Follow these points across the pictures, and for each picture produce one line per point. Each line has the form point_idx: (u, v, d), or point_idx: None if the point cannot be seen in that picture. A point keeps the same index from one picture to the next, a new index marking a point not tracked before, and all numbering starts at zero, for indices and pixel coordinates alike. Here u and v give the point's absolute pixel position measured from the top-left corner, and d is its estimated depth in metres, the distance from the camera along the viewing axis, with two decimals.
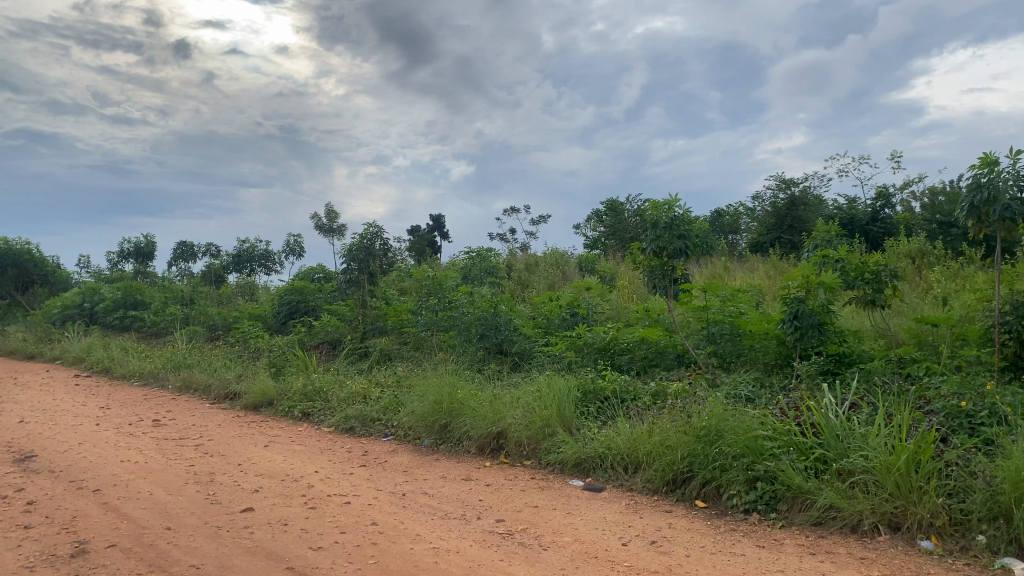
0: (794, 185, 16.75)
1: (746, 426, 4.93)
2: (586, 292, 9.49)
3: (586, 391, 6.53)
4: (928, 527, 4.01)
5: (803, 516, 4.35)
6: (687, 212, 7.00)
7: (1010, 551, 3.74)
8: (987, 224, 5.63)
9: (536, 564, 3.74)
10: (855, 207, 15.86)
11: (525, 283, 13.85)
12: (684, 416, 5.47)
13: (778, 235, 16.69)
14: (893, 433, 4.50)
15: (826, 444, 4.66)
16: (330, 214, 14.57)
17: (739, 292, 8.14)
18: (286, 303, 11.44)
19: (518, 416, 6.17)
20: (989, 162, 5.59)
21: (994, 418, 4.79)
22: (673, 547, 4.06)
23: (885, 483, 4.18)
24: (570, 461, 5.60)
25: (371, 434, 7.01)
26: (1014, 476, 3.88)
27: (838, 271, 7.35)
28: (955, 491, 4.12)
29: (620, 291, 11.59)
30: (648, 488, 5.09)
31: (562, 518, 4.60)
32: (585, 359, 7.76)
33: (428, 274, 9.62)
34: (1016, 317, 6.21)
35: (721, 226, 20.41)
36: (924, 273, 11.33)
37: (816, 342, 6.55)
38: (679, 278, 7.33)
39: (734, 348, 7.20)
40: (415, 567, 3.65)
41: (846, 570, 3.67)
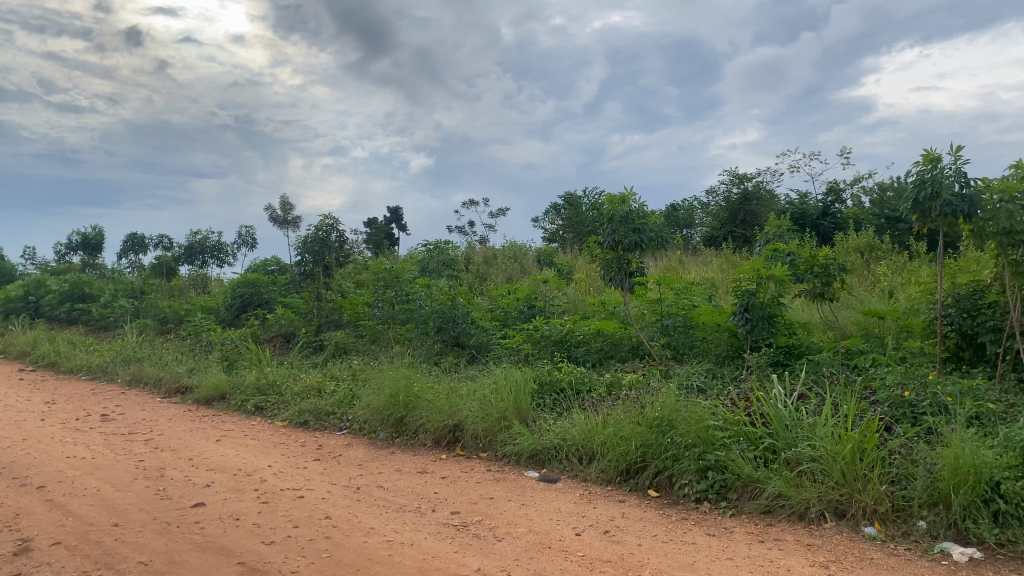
0: (748, 180, 17.03)
1: (697, 416, 5.02)
2: (543, 285, 9.55)
3: (542, 382, 6.57)
4: (872, 514, 4.13)
5: (752, 504, 4.44)
6: (642, 206, 7.09)
7: (949, 536, 3.87)
8: (930, 219, 5.81)
9: (490, 555, 3.77)
10: (806, 202, 16.21)
11: (483, 276, 13.89)
12: (638, 406, 5.55)
13: (732, 229, 16.94)
14: (840, 422, 4.62)
15: (775, 434, 4.75)
16: (285, 206, 14.42)
17: (693, 285, 8.25)
18: (240, 295, 11.30)
19: (473, 408, 6.18)
20: (933, 159, 5.76)
21: (936, 408, 4.95)
22: (625, 537, 4.11)
23: (831, 472, 4.30)
24: (526, 452, 5.64)
25: (326, 428, 6.97)
26: (954, 464, 4.00)
27: (788, 264, 7.49)
28: (898, 478, 4.25)
29: (577, 285, 11.68)
30: (601, 479, 5.15)
31: (517, 509, 4.62)
32: (542, 352, 7.79)
33: (386, 267, 9.52)
34: (958, 310, 6.44)
35: (676, 220, 20.61)
36: (871, 267, 11.61)
37: (766, 334, 6.74)
38: (634, 271, 7.39)
39: (687, 340, 7.29)
40: (369, 559, 3.65)
41: (793, 556, 3.75)
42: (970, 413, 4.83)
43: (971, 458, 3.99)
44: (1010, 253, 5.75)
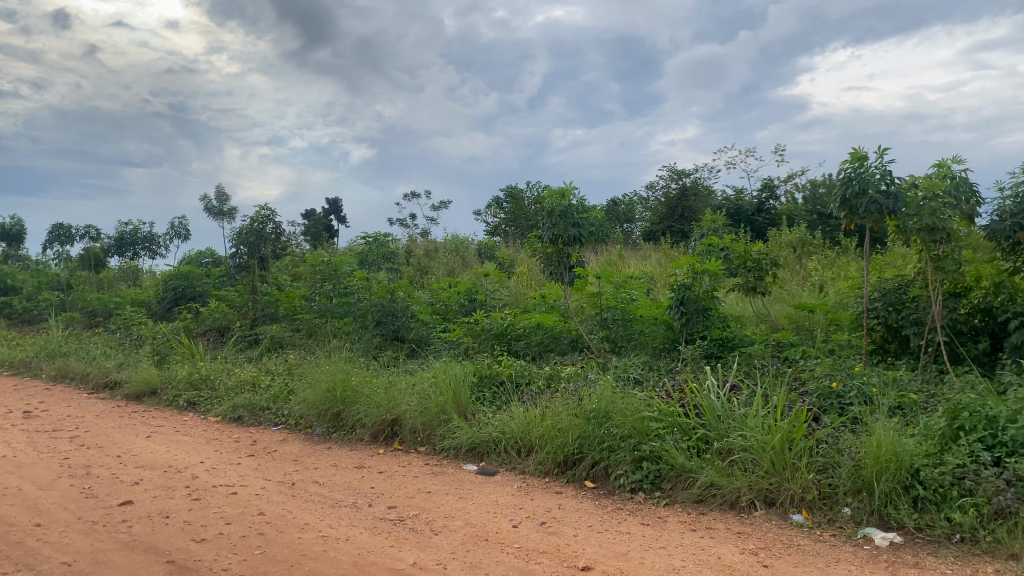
0: (686, 176, 17.29)
1: (633, 408, 5.09)
2: (483, 278, 9.54)
3: (481, 375, 6.58)
4: (800, 501, 4.25)
5: (686, 493, 4.53)
6: (581, 201, 7.16)
7: (872, 521, 4.02)
8: (857, 216, 5.99)
9: (426, 549, 3.76)
10: (742, 198, 16.58)
11: (423, 269, 13.84)
12: (576, 398, 5.61)
13: (670, 224, 17.21)
14: (770, 413, 4.74)
15: (708, 424, 4.85)
16: (220, 196, 14.11)
17: (631, 279, 8.34)
18: (172, 288, 11.01)
19: (412, 403, 6.15)
20: (860, 156, 5.94)
21: (861, 398, 5.13)
22: (561, 528, 4.16)
23: (761, 461, 4.42)
24: (465, 446, 5.64)
25: (260, 423, 6.86)
26: (876, 452, 4.15)
27: (723, 259, 7.63)
28: (825, 466, 4.37)
29: (518, 279, 11.72)
30: (539, 471, 5.19)
31: (454, 502, 4.62)
32: (482, 345, 7.79)
33: (323, 259, 9.36)
34: (883, 303, 6.63)
35: (617, 215, 20.82)
36: (803, 262, 11.92)
37: (701, 327, 6.89)
38: (574, 265, 7.44)
39: (625, 333, 7.38)
40: (303, 555, 3.61)
41: (724, 544, 3.84)
42: (893, 403, 5.01)
43: (893, 446, 4.14)
44: (933, 248, 5.96)
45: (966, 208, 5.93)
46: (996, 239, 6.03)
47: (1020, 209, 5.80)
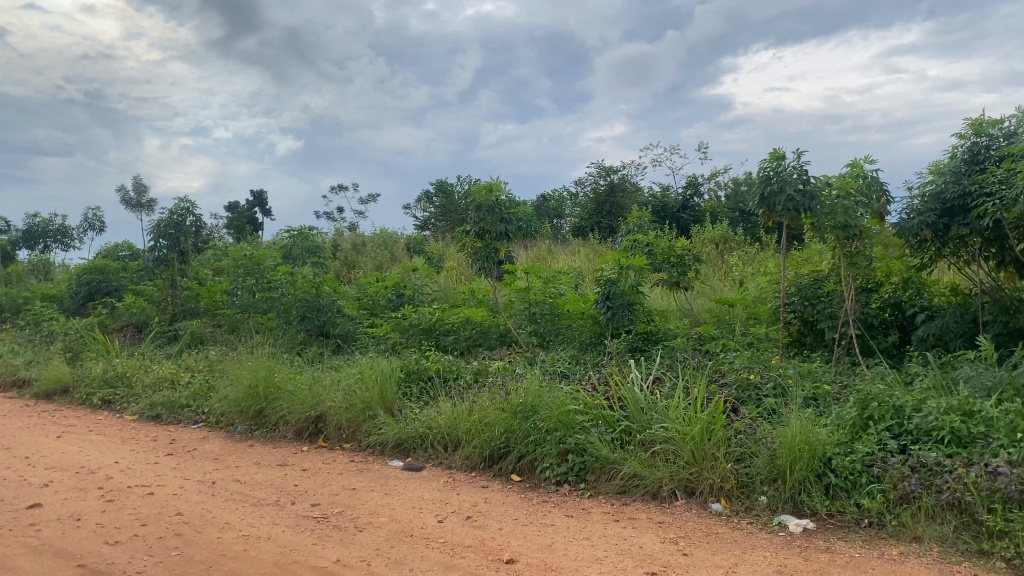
0: (614, 173, 17.52)
1: (559, 401, 5.14)
2: (411, 273, 9.48)
3: (409, 371, 6.55)
4: (718, 490, 4.37)
5: (609, 484, 4.61)
6: (509, 196, 7.20)
7: (786, 509, 4.16)
8: (775, 213, 6.20)
9: (350, 546, 3.74)
10: (668, 195, 16.95)
11: (351, 264, 13.69)
12: (502, 393, 5.64)
13: (598, 220, 17.41)
14: (690, 405, 4.86)
15: (631, 417, 4.94)
16: (138, 188, 13.64)
17: (559, 274, 8.41)
18: (86, 282, 10.56)
19: (336, 399, 6.08)
20: (779, 156, 6.12)
21: (777, 390, 5.30)
22: (486, 522, 4.18)
23: (681, 452, 4.52)
24: (391, 442, 5.61)
25: (180, 422, 6.68)
26: (791, 441, 4.28)
27: (647, 254, 7.75)
28: (743, 456, 4.50)
29: (447, 274, 11.68)
30: (465, 465, 5.20)
31: (379, 499, 4.60)
32: (410, 341, 7.73)
33: (245, 253, 9.10)
34: (800, 298, 6.91)
35: (546, 210, 20.96)
36: (725, 257, 12.25)
37: (626, 321, 7.02)
38: (503, 260, 7.46)
39: (553, 327, 7.44)
40: (223, 555, 3.54)
41: (646, 534, 3.92)
42: (807, 394, 5.20)
43: (806, 436, 4.29)
44: (846, 244, 6.20)
45: (877, 207, 6.18)
46: (905, 237, 6.29)
47: (927, 208, 6.06)
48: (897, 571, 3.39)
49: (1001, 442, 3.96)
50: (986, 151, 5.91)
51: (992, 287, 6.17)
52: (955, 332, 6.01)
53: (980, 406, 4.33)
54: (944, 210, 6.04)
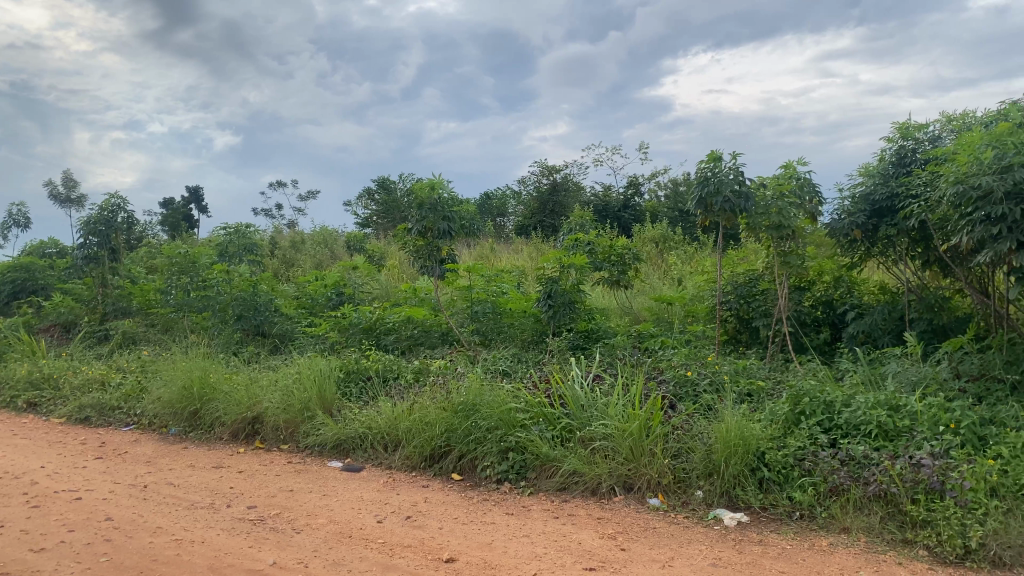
0: (556, 172, 17.64)
1: (500, 400, 5.15)
2: (352, 271, 9.37)
3: (348, 370, 6.48)
4: (656, 485, 4.44)
5: (549, 482, 4.65)
6: (451, 194, 7.18)
7: (722, 503, 4.25)
8: (712, 213, 6.29)
9: (287, 548, 3.69)
10: (609, 195, 17.16)
11: (290, 262, 13.50)
12: (443, 392, 5.62)
13: (541, 219, 17.49)
14: (630, 401, 4.93)
15: (571, 414, 4.99)
16: (67, 182, 13.20)
17: (501, 273, 8.43)
18: (10, 280, 10.17)
19: (274, 400, 5.98)
20: (715, 157, 6.24)
21: (713, 386, 5.42)
22: (426, 521, 4.16)
23: (621, 448, 4.58)
24: (330, 443, 5.55)
25: (110, 424, 6.49)
26: (726, 436, 4.37)
27: (588, 253, 7.83)
28: (680, 452, 4.57)
29: (389, 273, 11.60)
30: (406, 465, 5.17)
31: (317, 500, 4.54)
32: (350, 340, 7.63)
33: (179, 251, 8.87)
34: (736, 296, 7.07)
35: (489, 209, 20.96)
36: (665, 256, 12.45)
37: (568, 319, 7.10)
38: (445, 259, 7.44)
39: (495, 326, 7.46)
40: (154, 560, 3.46)
41: (585, 530, 3.96)
42: (742, 391, 5.32)
43: (740, 431, 4.39)
44: (780, 244, 6.36)
45: (809, 207, 6.35)
46: (836, 237, 6.48)
47: (857, 209, 6.26)
48: (826, 561, 3.49)
49: (925, 434, 4.13)
50: (912, 154, 6.09)
51: (918, 286, 6.40)
52: (883, 329, 6.22)
53: (906, 400, 4.49)
54: (873, 211, 6.24)
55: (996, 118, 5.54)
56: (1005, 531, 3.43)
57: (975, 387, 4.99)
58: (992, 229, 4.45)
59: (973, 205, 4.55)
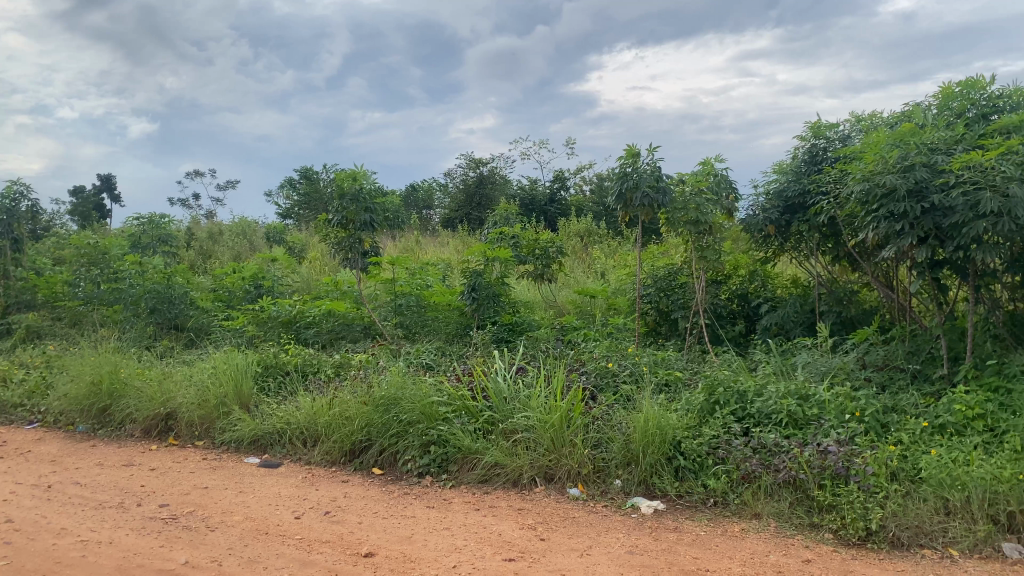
0: (483, 165, 17.63)
1: (422, 394, 5.13)
2: (270, 263, 9.13)
3: (266, 365, 6.35)
4: (576, 475, 4.50)
5: (470, 474, 4.65)
6: (374, 186, 7.10)
7: (639, 491, 4.34)
8: (632, 208, 6.38)
9: (200, 546, 3.60)
10: (535, 188, 17.28)
11: (207, 253, 13.14)
12: (364, 385, 5.57)
13: (468, 211, 17.49)
14: (551, 393, 4.98)
15: (494, 407, 5.00)
16: None
17: (425, 267, 8.43)
18: None
19: (188, 395, 5.83)
20: (635, 154, 6.34)
21: (633, 377, 5.53)
22: (345, 516, 4.12)
23: (542, 439, 4.62)
24: (247, 438, 5.44)
25: (12, 422, 6.22)
26: (644, 426, 4.47)
27: (513, 247, 7.84)
28: (599, 442, 4.65)
29: (310, 265, 11.42)
30: (325, 461, 5.11)
31: (233, 497, 4.45)
32: (269, 334, 7.49)
33: (89, 241, 8.56)
34: (656, 289, 7.20)
35: (414, 201, 20.82)
36: (589, 250, 12.62)
37: (492, 313, 7.15)
38: (367, 251, 7.35)
39: (419, 319, 7.42)
40: (58, 563, 3.33)
41: (505, 521, 3.99)
42: (660, 381, 5.44)
43: (658, 421, 4.49)
44: (698, 239, 6.51)
45: (726, 203, 6.53)
46: (751, 232, 6.69)
47: (771, 206, 6.47)
48: (738, 546, 3.60)
49: (831, 422, 4.30)
50: (823, 153, 6.30)
51: (828, 280, 6.67)
52: (795, 321, 6.44)
53: (814, 390, 4.67)
54: (786, 208, 6.46)
55: (900, 120, 5.78)
56: (903, 513, 3.62)
57: (879, 376, 5.22)
58: (895, 225, 4.64)
59: (878, 202, 4.73)
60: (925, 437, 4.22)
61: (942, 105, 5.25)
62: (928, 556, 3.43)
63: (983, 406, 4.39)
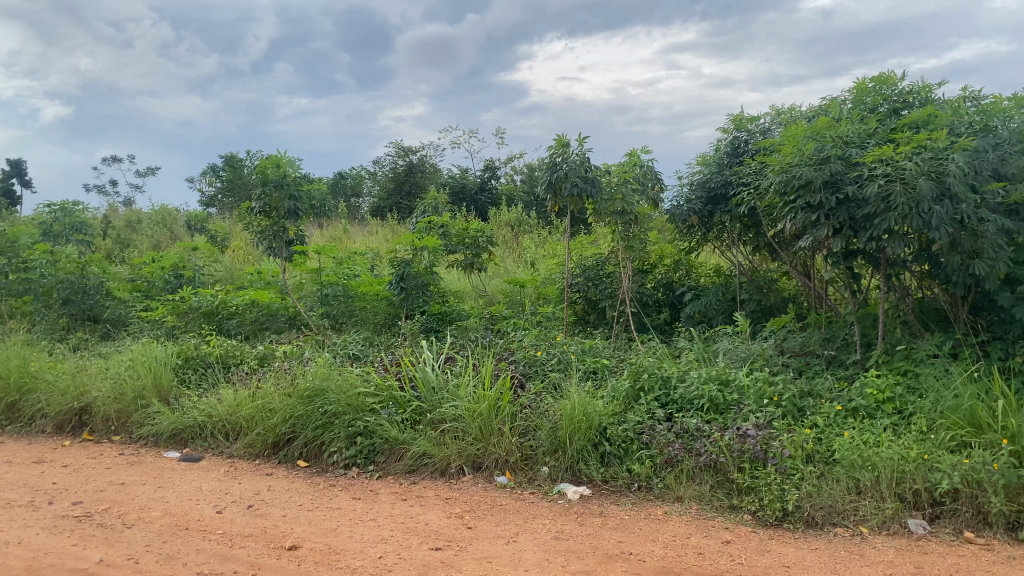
0: (412, 153, 17.52)
1: (349, 384, 5.07)
2: (191, 252, 8.87)
3: (187, 357, 6.18)
4: (504, 463, 4.53)
5: (397, 465, 4.63)
6: (299, 173, 6.97)
7: (566, 478, 4.40)
8: (560, 198, 6.43)
9: (116, 544, 3.49)
10: (466, 177, 17.25)
11: (125, 242, 12.67)
12: (288, 377, 5.48)
13: (397, 200, 17.34)
14: (480, 382, 4.99)
15: (422, 397, 4.98)
16: None
17: (354, 256, 8.35)
18: None
19: (103, 388, 5.65)
20: (564, 143, 6.38)
21: (561, 365, 5.59)
22: (269, 509, 4.06)
23: (470, 428, 4.62)
24: (166, 432, 5.30)
25: None
26: (571, 414, 4.51)
27: (441, 236, 7.79)
28: (527, 430, 4.68)
29: (233, 255, 11.18)
30: (248, 454, 5.02)
31: (151, 493, 4.32)
32: (190, 325, 7.29)
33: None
34: (584, 278, 7.27)
35: (342, 188, 20.55)
36: (519, 239, 12.69)
37: (421, 303, 7.10)
38: (292, 239, 7.22)
39: (346, 309, 7.34)
40: None
41: (432, 511, 3.98)
42: (587, 368, 5.52)
43: (584, 409, 4.55)
44: (624, 228, 6.60)
45: (652, 194, 6.65)
46: (676, 222, 6.83)
47: (695, 196, 6.61)
48: (661, 529, 3.68)
49: (750, 407, 4.44)
50: (745, 145, 6.46)
51: (748, 269, 6.85)
52: (717, 309, 6.60)
53: (734, 375, 4.81)
54: (709, 198, 6.60)
55: (818, 113, 5.96)
56: (817, 493, 3.76)
57: (796, 361, 5.40)
58: (811, 216, 4.80)
59: (796, 193, 4.89)
60: (838, 420, 4.39)
61: (856, 100, 5.43)
62: (840, 534, 3.57)
63: (892, 389, 4.58)
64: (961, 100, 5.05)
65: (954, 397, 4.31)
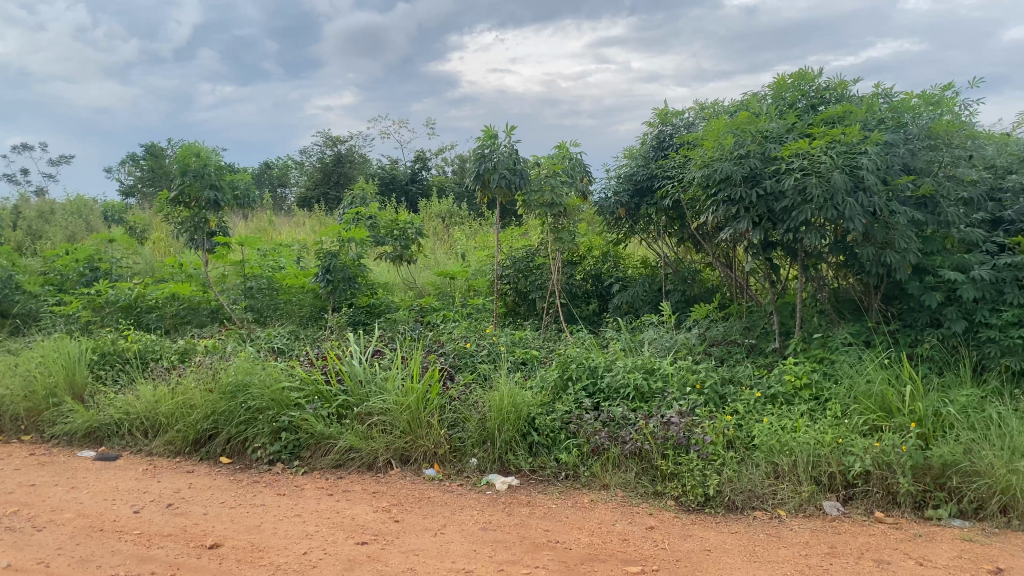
0: (341, 143, 17.27)
1: (273, 378, 4.96)
2: (108, 244, 8.56)
3: (103, 352, 5.97)
4: (432, 456, 4.51)
5: (324, 460, 4.57)
6: (220, 162, 6.77)
7: (495, 469, 4.41)
8: (488, 189, 6.42)
9: (25, 548, 3.35)
10: (396, 168, 17.10)
11: (37, 233, 12.15)
12: (210, 371, 5.34)
13: (325, 190, 17.07)
14: (408, 375, 4.95)
15: (349, 390, 4.92)
16: None
17: (279, 248, 8.18)
18: None
19: (12, 386, 5.41)
20: (492, 135, 6.38)
21: (490, 356, 5.59)
22: (190, 507, 3.96)
23: (398, 422, 4.58)
24: (81, 430, 5.11)
25: None
26: (499, 405, 4.52)
27: (370, 227, 7.71)
28: (456, 421, 4.67)
29: (154, 247, 10.85)
30: (168, 451, 4.88)
31: (64, 494, 4.17)
32: (106, 320, 7.04)
33: None
34: (514, 270, 7.29)
35: (268, 178, 20.12)
36: (450, 230, 12.66)
37: (348, 295, 7.03)
38: (214, 231, 7.04)
39: (270, 302, 7.20)
40: None
41: (359, 505, 3.95)
42: (517, 359, 5.54)
43: (513, 399, 4.57)
44: (553, 220, 6.63)
45: (580, 186, 6.71)
46: (603, 214, 6.91)
47: (621, 188, 6.70)
48: (587, 517, 3.73)
49: (674, 395, 4.53)
50: (670, 138, 6.57)
51: (674, 260, 6.97)
52: (643, 300, 6.72)
53: (659, 364, 4.89)
54: (636, 191, 6.70)
55: (739, 108, 6.10)
56: (738, 478, 3.86)
57: (718, 350, 5.53)
58: (733, 208, 4.92)
59: (718, 186, 5.01)
60: (758, 406, 4.51)
61: (776, 95, 5.57)
62: (759, 517, 3.68)
63: (809, 376, 4.74)
64: (874, 97, 5.23)
65: (866, 382, 4.48)
